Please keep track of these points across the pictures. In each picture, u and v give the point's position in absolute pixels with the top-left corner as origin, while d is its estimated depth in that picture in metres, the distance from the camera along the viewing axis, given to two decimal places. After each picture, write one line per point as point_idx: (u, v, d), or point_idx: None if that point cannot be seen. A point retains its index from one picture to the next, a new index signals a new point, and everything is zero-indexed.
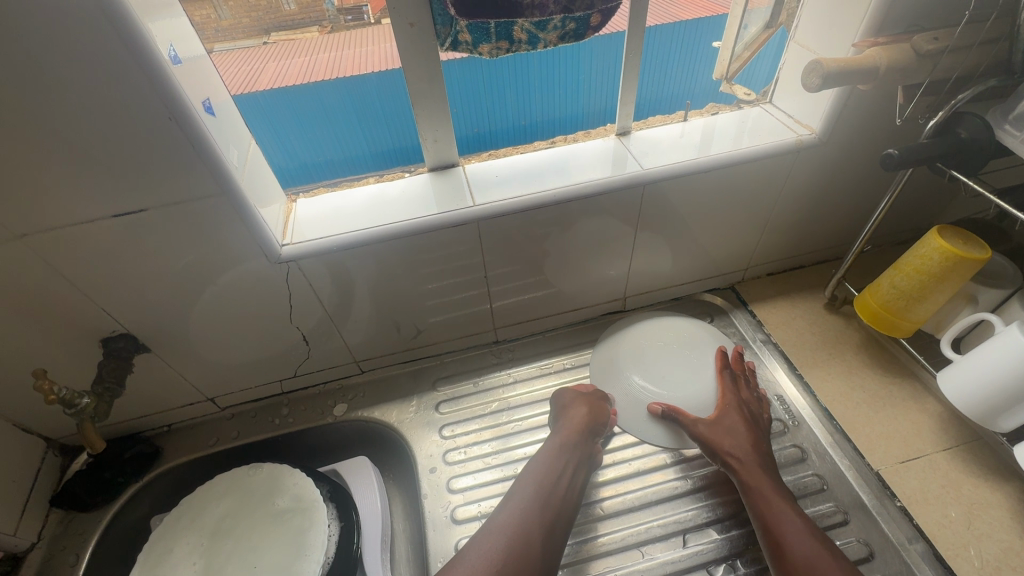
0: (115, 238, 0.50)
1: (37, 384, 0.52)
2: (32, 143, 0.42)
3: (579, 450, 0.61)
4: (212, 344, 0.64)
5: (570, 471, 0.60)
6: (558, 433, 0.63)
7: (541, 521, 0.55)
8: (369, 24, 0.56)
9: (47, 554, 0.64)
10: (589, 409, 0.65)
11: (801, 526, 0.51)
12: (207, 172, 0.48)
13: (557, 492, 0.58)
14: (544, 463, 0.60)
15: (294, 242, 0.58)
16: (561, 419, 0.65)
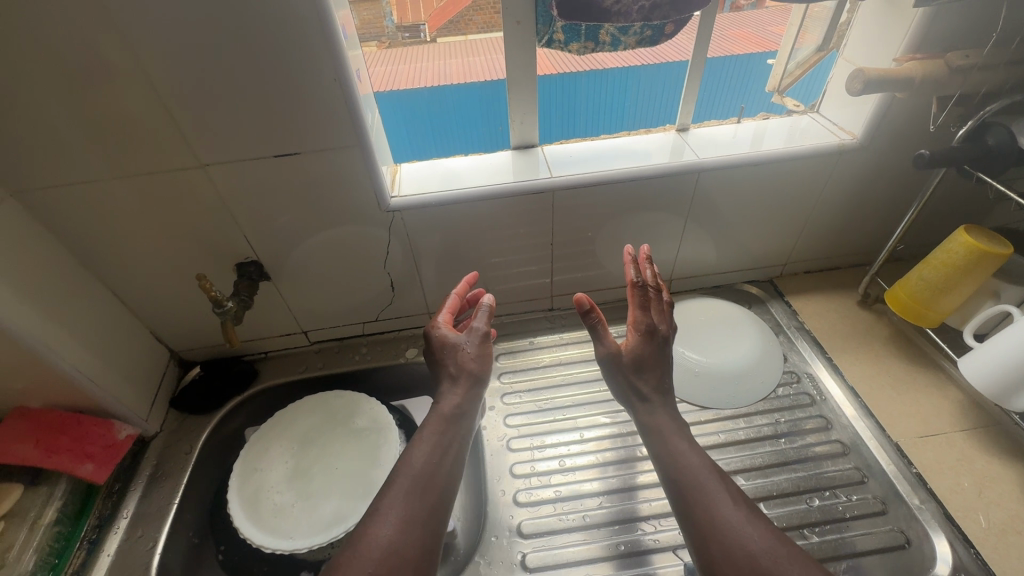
0: (268, 176, 0.62)
1: (203, 282, 0.61)
2: (231, 91, 0.54)
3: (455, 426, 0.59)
4: (317, 280, 0.76)
5: (452, 436, 0.58)
6: (443, 399, 0.61)
7: (432, 491, 0.53)
8: (423, 41, 0.75)
9: (166, 442, 0.75)
10: (473, 365, 0.63)
11: (702, 469, 0.54)
12: (349, 128, 0.59)
13: (444, 463, 0.56)
14: (427, 444, 0.56)
15: (400, 196, 0.69)
16: (454, 377, 0.62)
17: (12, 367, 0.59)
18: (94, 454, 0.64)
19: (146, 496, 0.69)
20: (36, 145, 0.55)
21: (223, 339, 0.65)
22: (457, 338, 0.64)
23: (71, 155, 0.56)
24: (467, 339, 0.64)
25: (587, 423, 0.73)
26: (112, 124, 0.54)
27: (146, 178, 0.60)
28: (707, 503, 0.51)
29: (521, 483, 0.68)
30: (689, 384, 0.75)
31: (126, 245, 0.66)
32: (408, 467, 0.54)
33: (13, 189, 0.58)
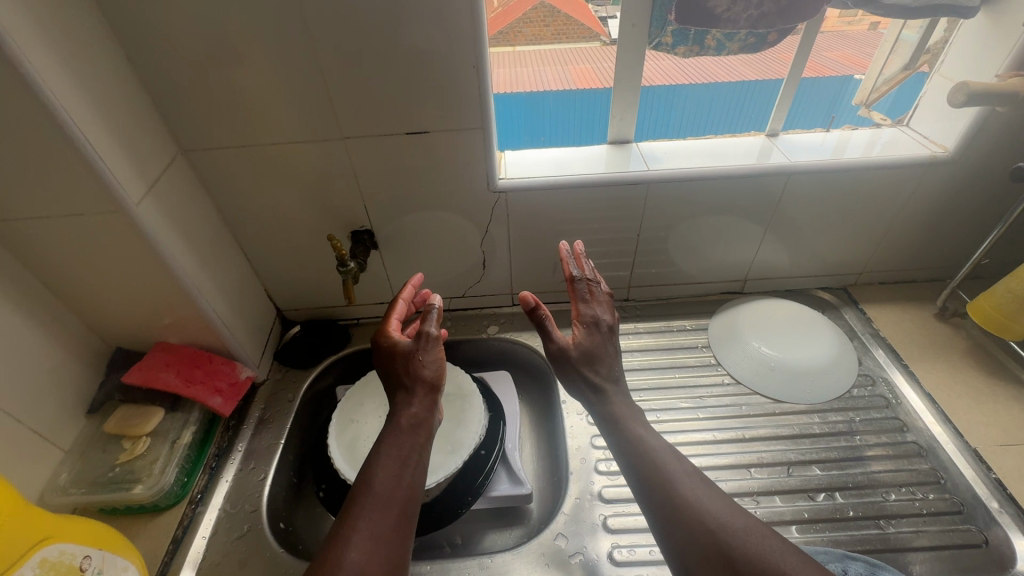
0: (397, 152, 0.69)
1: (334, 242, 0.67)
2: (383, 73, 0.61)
3: (413, 443, 0.57)
4: (418, 252, 0.82)
5: (411, 452, 0.57)
6: (399, 414, 0.59)
7: (392, 504, 0.52)
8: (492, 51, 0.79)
9: (272, 389, 0.82)
10: (429, 378, 0.62)
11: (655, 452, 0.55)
12: (476, 112, 0.65)
13: (401, 480, 0.54)
14: (386, 467, 0.54)
15: (507, 178, 0.75)
16: (412, 388, 0.61)
17: (166, 303, 0.67)
18: (222, 390, 0.72)
19: (257, 433, 0.76)
20: (210, 110, 0.63)
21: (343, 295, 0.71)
22: (409, 348, 0.63)
23: (237, 120, 0.64)
24: (421, 350, 0.63)
25: (662, 406, 0.77)
26: (277, 95, 0.62)
27: (293, 146, 0.67)
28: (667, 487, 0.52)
29: (600, 454, 0.72)
30: (766, 377, 0.78)
31: (261, 205, 0.74)
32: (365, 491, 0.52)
33: (182, 148, 0.66)
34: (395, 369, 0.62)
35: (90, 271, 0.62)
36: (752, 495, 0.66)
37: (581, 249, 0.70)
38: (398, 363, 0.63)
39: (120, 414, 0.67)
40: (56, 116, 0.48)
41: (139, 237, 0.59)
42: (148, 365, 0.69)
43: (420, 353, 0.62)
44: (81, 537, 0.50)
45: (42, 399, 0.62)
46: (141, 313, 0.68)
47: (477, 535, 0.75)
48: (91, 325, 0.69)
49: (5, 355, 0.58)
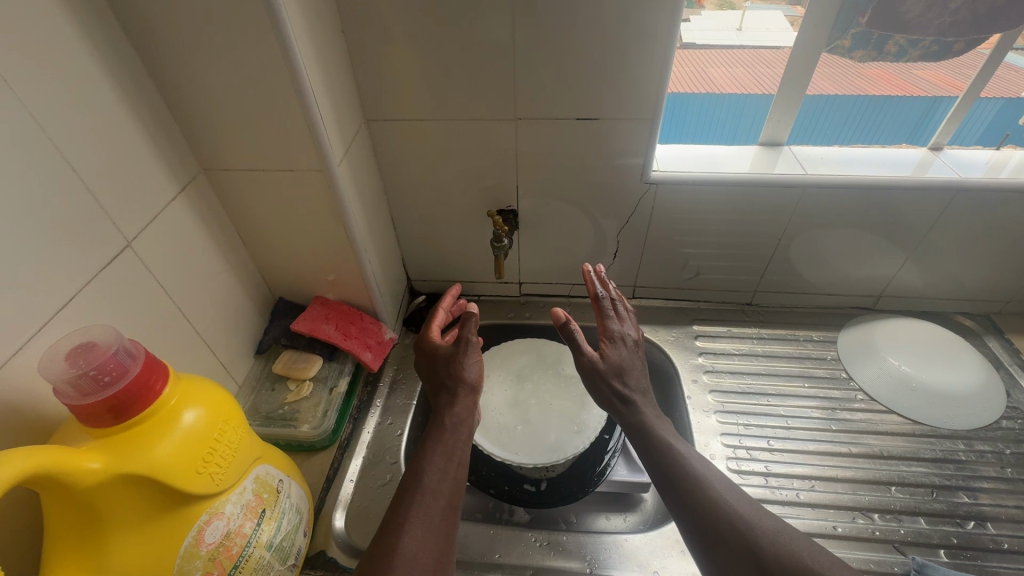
0: (563, 133, 0.71)
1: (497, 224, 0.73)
2: (575, 55, 0.64)
3: (455, 443, 0.58)
4: (555, 235, 0.84)
5: (456, 452, 0.57)
6: (444, 413, 0.60)
7: (440, 498, 0.53)
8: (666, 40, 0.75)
9: (402, 352, 0.87)
10: (471, 380, 0.63)
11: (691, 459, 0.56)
12: (651, 101, 0.67)
13: (447, 477, 0.55)
14: (431, 462, 0.55)
15: (660, 171, 0.75)
16: (454, 390, 0.62)
17: (335, 261, 0.72)
18: (372, 346, 0.76)
19: (392, 392, 0.80)
20: (401, 83, 0.67)
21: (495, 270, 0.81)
22: (450, 352, 0.64)
23: (421, 95, 0.68)
24: (463, 353, 0.64)
25: (791, 412, 0.76)
26: (464, 74, 0.66)
27: (466, 124, 0.71)
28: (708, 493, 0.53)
29: (729, 453, 0.72)
30: (902, 395, 0.76)
31: (421, 177, 0.78)
32: (411, 486, 0.53)
33: (367, 117, 0.71)
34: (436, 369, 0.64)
35: (280, 224, 0.68)
36: (897, 514, 0.65)
37: (603, 272, 0.72)
38: (440, 366, 0.64)
39: (287, 357, 0.73)
40: (298, 79, 0.53)
41: (332, 197, 0.64)
42: (310, 317, 0.74)
43: (460, 357, 0.63)
44: (278, 464, 0.55)
45: (228, 336, 0.68)
46: (312, 267, 0.73)
47: (588, 516, 0.74)
48: (265, 275, 0.75)
49: (208, 292, 0.64)
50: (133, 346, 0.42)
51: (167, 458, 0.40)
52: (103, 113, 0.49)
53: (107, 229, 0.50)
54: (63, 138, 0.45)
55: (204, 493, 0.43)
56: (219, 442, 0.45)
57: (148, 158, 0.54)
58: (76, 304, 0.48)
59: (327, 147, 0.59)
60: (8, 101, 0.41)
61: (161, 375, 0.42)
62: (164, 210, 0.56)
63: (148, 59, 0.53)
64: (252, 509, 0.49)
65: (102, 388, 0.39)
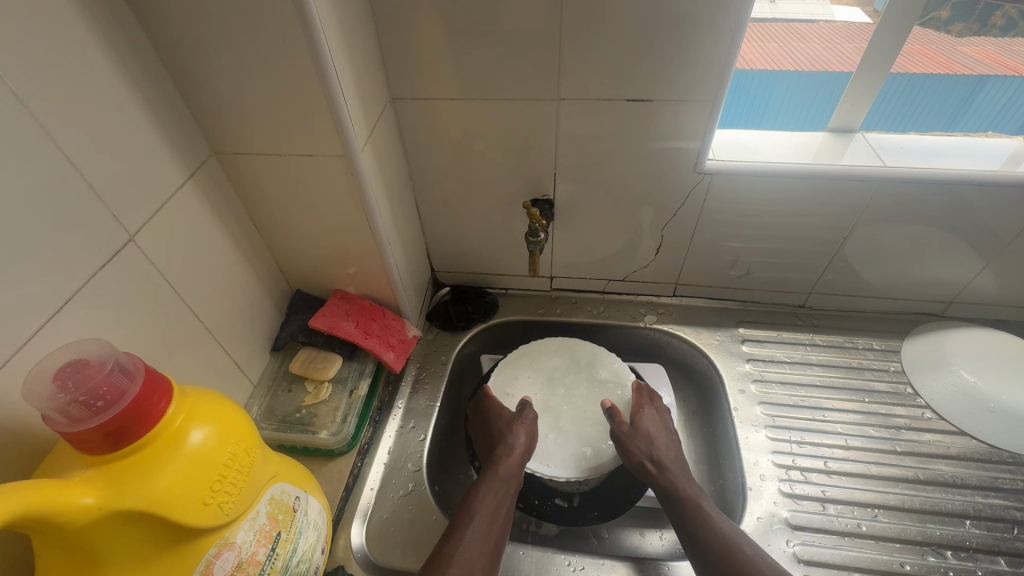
0: (610, 118, 0.64)
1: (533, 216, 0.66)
2: (629, 28, 0.56)
3: (503, 498, 0.60)
4: (594, 228, 0.77)
5: (504, 504, 0.59)
6: (496, 465, 0.63)
7: (486, 545, 0.55)
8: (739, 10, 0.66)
9: (424, 349, 0.82)
10: (526, 441, 0.66)
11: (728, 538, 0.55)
12: (713, 81, 0.59)
13: (494, 527, 0.57)
14: (482, 509, 0.58)
15: (717, 159, 0.67)
16: (508, 447, 0.65)
17: (357, 255, 0.67)
18: (394, 345, 0.71)
19: (415, 392, 0.76)
20: (431, 58, 0.60)
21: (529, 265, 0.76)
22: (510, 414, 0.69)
23: (453, 72, 0.61)
24: (522, 418, 0.68)
25: (849, 430, 0.70)
26: (503, 48, 0.58)
27: (502, 105, 0.64)
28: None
29: (781, 474, 0.66)
30: (976, 412, 0.70)
31: (449, 163, 0.71)
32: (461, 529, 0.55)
33: (392, 96, 0.65)
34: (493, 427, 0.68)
35: (298, 214, 0.62)
36: (971, 552, 0.59)
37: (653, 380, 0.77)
38: (496, 425, 0.68)
39: (304, 356, 0.68)
40: (318, 54, 0.47)
41: (355, 187, 0.58)
42: (330, 312, 0.69)
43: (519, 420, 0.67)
44: (294, 478, 0.51)
45: (243, 334, 0.64)
46: (332, 260, 0.68)
47: (620, 532, 0.69)
48: (282, 267, 0.70)
49: (222, 289, 0.59)
50: (130, 360, 0.37)
51: (169, 490, 0.36)
52: (102, 94, 0.43)
53: (106, 223, 0.45)
54: (54, 121, 0.40)
55: (212, 525, 0.38)
56: (230, 467, 0.40)
57: (153, 143, 0.49)
58: (73, 308, 0.43)
59: (350, 131, 0.53)
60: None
61: (164, 393, 0.37)
62: (170, 200, 0.51)
63: (151, 31, 0.47)
64: (265, 534, 0.45)
65: (95, 414, 0.34)
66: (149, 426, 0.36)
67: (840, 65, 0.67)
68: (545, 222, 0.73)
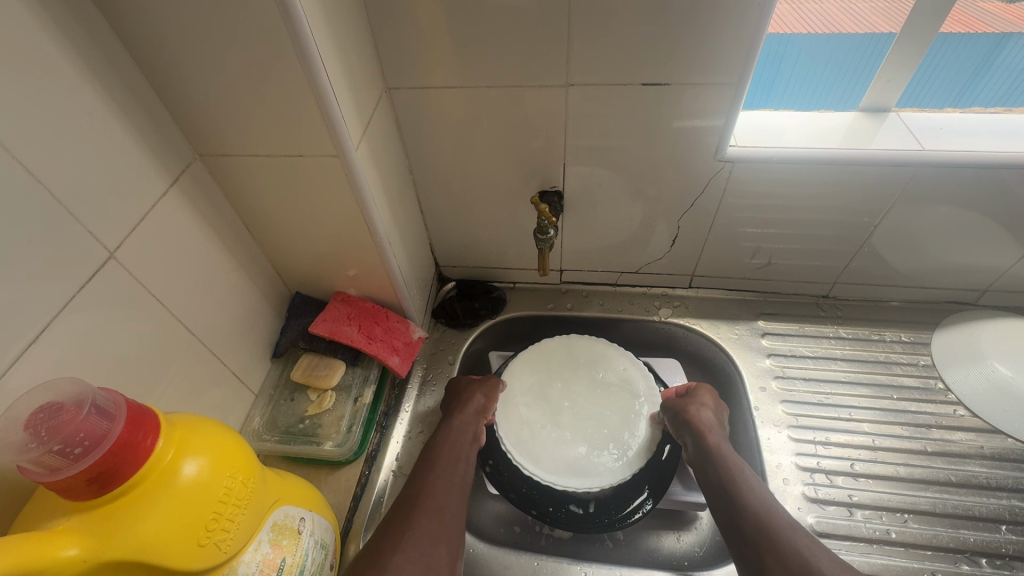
0: (624, 104, 0.59)
1: (544, 210, 0.63)
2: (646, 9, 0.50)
3: (462, 450, 0.61)
4: (605, 219, 0.73)
5: (463, 454, 0.60)
6: (454, 422, 0.63)
7: (449, 487, 0.56)
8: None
9: (431, 349, 0.79)
10: (483, 401, 0.66)
11: (761, 511, 0.52)
12: (738, 63, 0.54)
13: (455, 474, 0.58)
14: (443, 461, 0.58)
15: (739, 146, 0.63)
16: (463, 406, 0.65)
17: (357, 255, 0.63)
18: (399, 348, 0.69)
19: (422, 394, 0.74)
20: (428, 42, 0.55)
21: (537, 262, 0.72)
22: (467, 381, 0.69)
23: (452, 56, 0.56)
24: (481, 385, 0.68)
25: (877, 430, 0.67)
26: (506, 30, 0.53)
27: (507, 91, 0.59)
28: (780, 559, 0.48)
29: (806, 478, 0.64)
30: (1010, 409, 0.66)
31: (451, 154, 0.67)
32: (424, 479, 0.56)
33: (388, 86, 0.60)
34: (451, 393, 0.68)
35: (292, 215, 0.59)
36: (1004, 559, 0.58)
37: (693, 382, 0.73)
38: (453, 390, 0.69)
39: (305, 363, 0.65)
40: (304, 50, 0.43)
41: (351, 187, 0.54)
42: (331, 317, 0.66)
43: (477, 385, 0.68)
44: (298, 499, 0.49)
45: (240, 343, 0.61)
46: (331, 262, 0.64)
47: (639, 536, 0.67)
48: (279, 269, 0.66)
49: (217, 298, 0.57)
50: (109, 399, 0.34)
51: (158, 536, 0.33)
52: (74, 104, 0.40)
53: (82, 242, 0.41)
54: (18, 136, 0.36)
55: (210, 565, 0.36)
56: (226, 502, 0.38)
57: (128, 149, 0.45)
58: (52, 334, 0.40)
59: (343, 128, 0.49)
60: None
61: (150, 430, 0.34)
62: (152, 210, 0.47)
63: (120, 28, 0.43)
64: (270, 563, 0.42)
65: (74, 461, 0.31)
66: (135, 468, 0.33)
67: (856, 26, 0.61)
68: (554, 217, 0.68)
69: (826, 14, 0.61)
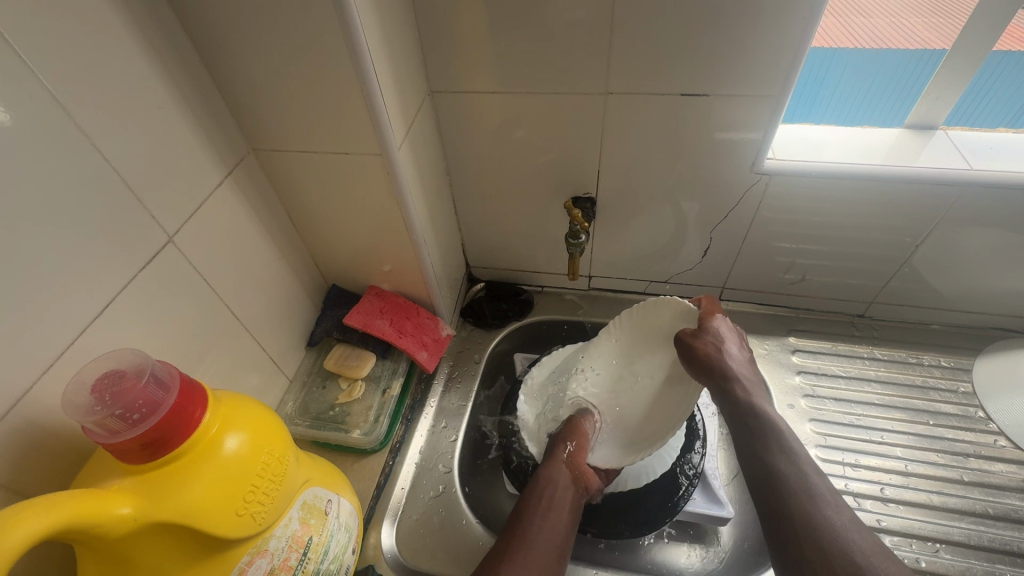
0: (663, 112, 0.59)
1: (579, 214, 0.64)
2: (688, 21, 0.51)
3: (563, 502, 0.55)
4: (636, 227, 0.74)
5: (561, 506, 0.54)
6: (557, 468, 0.57)
7: (547, 547, 0.50)
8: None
9: (457, 347, 0.80)
10: (586, 440, 0.60)
11: (804, 492, 0.46)
12: (780, 76, 0.54)
13: (553, 530, 0.52)
14: (538, 513, 0.53)
15: (777, 158, 0.62)
16: (568, 449, 0.59)
17: (393, 252, 0.65)
18: (428, 344, 0.70)
19: (447, 391, 0.75)
20: (472, 48, 0.57)
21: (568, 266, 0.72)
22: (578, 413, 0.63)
23: (494, 61, 0.58)
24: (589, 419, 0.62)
25: (910, 455, 0.65)
26: (550, 38, 0.55)
27: (547, 97, 0.60)
28: (830, 548, 0.42)
29: None
30: None
31: (488, 157, 0.69)
32: (520, 534, 0.51)
33: (431, 89, 0.62)
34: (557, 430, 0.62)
35: (334, 210, 0.61)
36: None
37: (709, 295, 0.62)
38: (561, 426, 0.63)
39: (338, 353, 0.68)
40: (357, 53, 0.45)
41: (392, 185, 0.56)
42: (365, 310, 0.68)
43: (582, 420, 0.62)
44: (327, 481, 0.51)
45: (278, 330, 0.64)
46: (367, 257, 0.67)
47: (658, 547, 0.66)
48: (318, 261, 0.69)
49: (259, 285, 0.59)
50: (166, 370, 0.36)
51: (203, 501, 0.35)
52: (146, 97, 0.43)
53: (146, 225, 0.44)
54: (98, 125, 0.40)
55: (244, 536, 0.38)
56: (263, 476, 0.40)
57: (191, 140, 0.48)
58: (113, 311, 0.43)
59: (388, 127, 0.51)
60: (17, 70, 0.34)
61: (199, 403, 0.37)
62: (207, 199, 0.50)
63: (190, 27, 0.46)
64: (298, 540, 0.44)
65: (132, 425, 0.34)
66: (184, 437, 0.36)
67: (905, 42, 0.60)
68: (586, 223, 0.69)
69: (876, 32, 0.60)
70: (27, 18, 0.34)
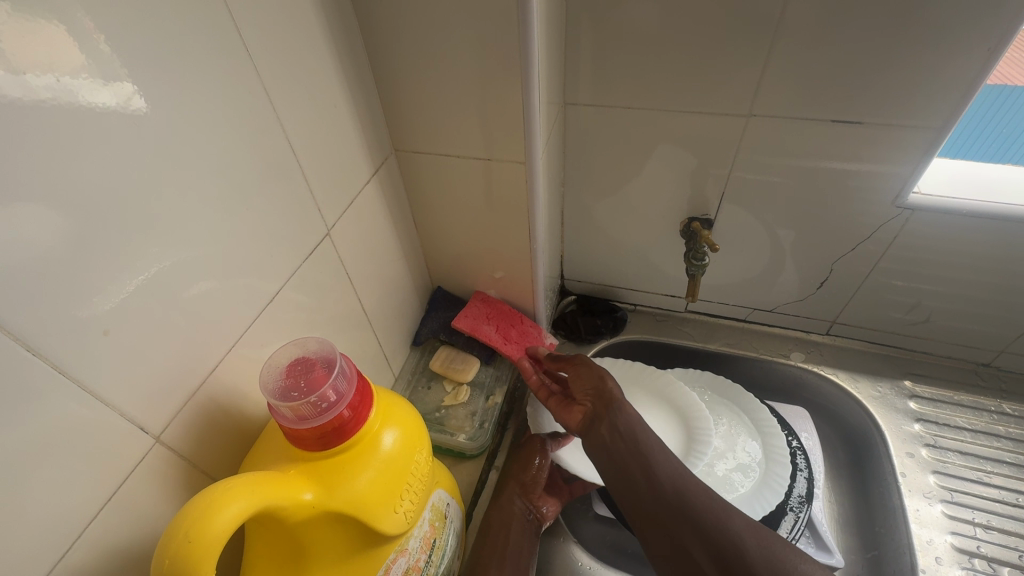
0: (807, 138, 0.57)
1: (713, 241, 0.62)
2: (855, 44, 0.49)
3: (512, 542, 0.57)
4: (751, 253, 0.71)
5: (512, 548, 0.56)
6: (503, 509, 0.59)
7: None
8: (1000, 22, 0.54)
9: None
10: (529, 479, 0.61)
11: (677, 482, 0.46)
12: (946, 106, 0.51)
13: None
14: (488, 557, 0.55)
15: (923, 193, 0.59)
16: (508, 488, 0.61)
17: (508, 260, 0.65)
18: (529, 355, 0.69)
19: None
20: (617, 62, 0.57)
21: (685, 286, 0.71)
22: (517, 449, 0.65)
23: (637, 76, 0.58)
24: (531, 455, 0.63)
25: None
26: (701, 56, 0.54)
27: (683, 116, 0.59)
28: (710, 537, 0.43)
29: (963, 560, 0.59)
30: None
31: (607, 171, 0.68)
32: None
33: (564, 101, 0.62)
34: (504, 469, 0.64)
35: (458, 214, 0.62)
36: None
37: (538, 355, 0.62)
38: (507, 464, 0.65)
39: (443, 355, 0.69)
40: (524, 63, 0.45)
41: (526, 197, 0.56)
42: (472, 314, 0.69)
43: (528, 456, 0.63)
44: (447, 485, 0.50)
45: (393, 327, 0.65)
46: (480, 264, 0.67)
47: None
48: (430, 264, 0.70)
49: (384, 282, 0.61)
50: (347, 363, 0.37)
51: (369, 493, 0.36)
52: (323, 94, 0.45)
53: (311, 217, 0.46)
54: (288, 118, 0.41)
55: (394, 534, 0.38)
56: (415, 474, 0.40)
57: (350, 138, 0.50)
58: (280, 299, 0.44)
59: (535, 139, 0.51)
60: (238, 62, 0.36)
61: (370, 399, 0.37)
62: (357, 195, 0.52)
63: (366, 29, 0.48)
64: (427, 540, 0.44)
65: (320, 414, 0.34)
66: (355, 430, 0.36)
67: None
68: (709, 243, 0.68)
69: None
70: (251, 13, 0.36)
